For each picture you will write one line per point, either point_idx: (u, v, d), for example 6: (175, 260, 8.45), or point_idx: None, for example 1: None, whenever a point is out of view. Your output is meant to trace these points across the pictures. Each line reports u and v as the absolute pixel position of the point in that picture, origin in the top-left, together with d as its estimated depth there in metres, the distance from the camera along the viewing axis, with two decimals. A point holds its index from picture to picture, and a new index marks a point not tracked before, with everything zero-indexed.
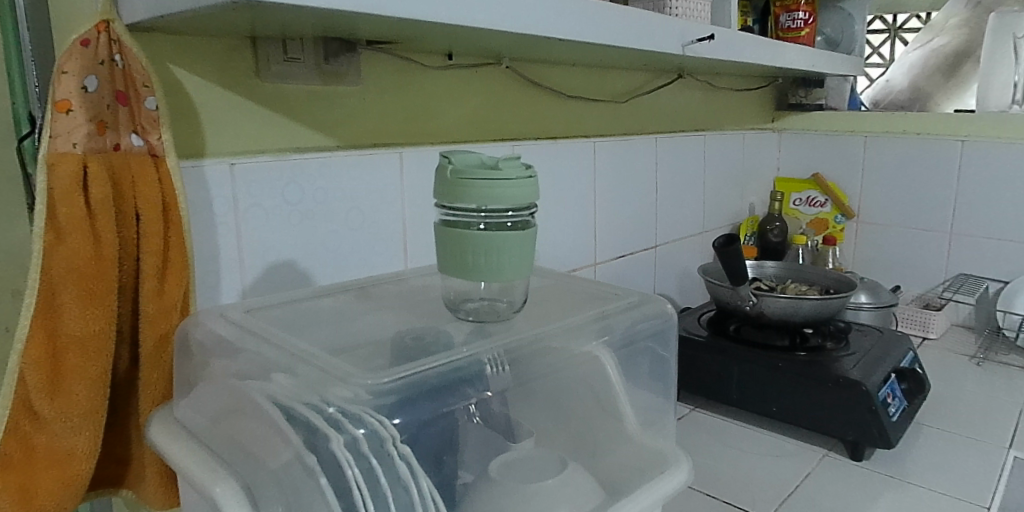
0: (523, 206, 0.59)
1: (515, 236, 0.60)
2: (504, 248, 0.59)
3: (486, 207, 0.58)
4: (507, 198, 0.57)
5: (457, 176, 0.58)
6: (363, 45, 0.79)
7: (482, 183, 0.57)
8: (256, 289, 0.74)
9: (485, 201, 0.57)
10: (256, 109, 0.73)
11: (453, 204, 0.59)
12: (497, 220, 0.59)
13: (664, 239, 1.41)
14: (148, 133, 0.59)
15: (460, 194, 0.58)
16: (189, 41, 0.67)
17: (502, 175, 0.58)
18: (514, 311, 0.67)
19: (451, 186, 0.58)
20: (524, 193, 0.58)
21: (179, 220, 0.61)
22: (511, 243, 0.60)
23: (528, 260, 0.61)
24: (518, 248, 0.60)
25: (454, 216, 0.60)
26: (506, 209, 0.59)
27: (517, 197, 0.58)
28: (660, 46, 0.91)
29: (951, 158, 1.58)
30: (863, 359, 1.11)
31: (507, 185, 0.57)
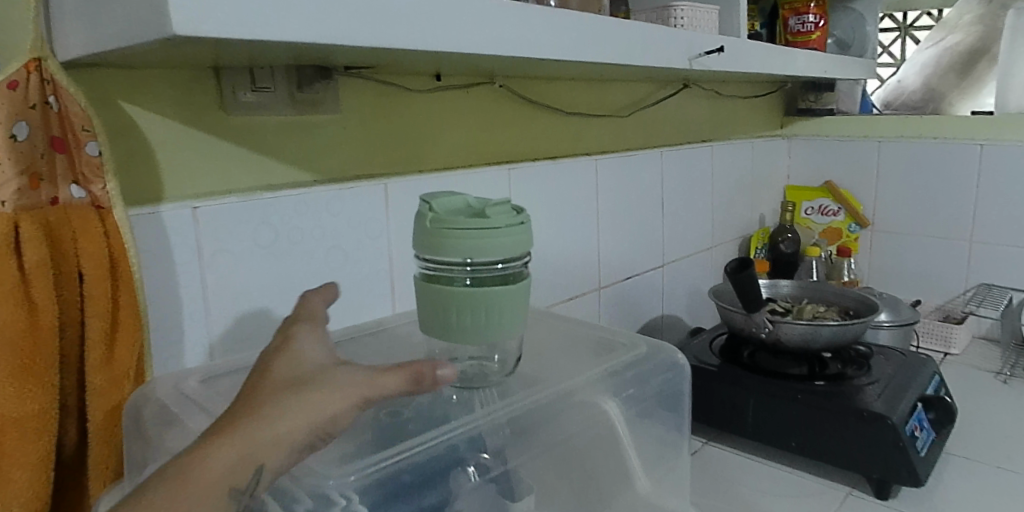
0: (514, 256, 0.53)
1: (506, 290, 0.53)
2: (494, 306, 0.53)
3: (472, 260, 0.51)
4: (496, 248, 0.51)
5: (439, 226, 0.51)
6: (340, 70, 0.73)
7: (467, 234, 0.51)
8: (226, 343, 0.68)
9: (470, 255, 0.51)
10: (222, 145, 0.66)
11: (434, 257, 0.52)
12: (486, 275, 0.53)
13: (670, 257, 1.34)
14: (91, 182, 0.53)
15: (441, 248, 0.51)
16: (144, 75, 0.60)
17: (489, 223, 0.51)
18: (505, 373, 0.60)
19: (432, 238, 0.52)
20: (514, 243, 0.52)
21: (128, 276, 0.55)
22: (502, 297, 0.53)
23: (521, 315, 0.55)
24: (510, 304, 0.54)
25: (436, 270, 0.53)
26: (495, 261, 0.52)
27: (507, 248, 0.52)
28: (665, 60, 0.84)
29: (970, 163, 1.50)
30: (886, 388, 1.04)
31: (495, 235, 0.51)
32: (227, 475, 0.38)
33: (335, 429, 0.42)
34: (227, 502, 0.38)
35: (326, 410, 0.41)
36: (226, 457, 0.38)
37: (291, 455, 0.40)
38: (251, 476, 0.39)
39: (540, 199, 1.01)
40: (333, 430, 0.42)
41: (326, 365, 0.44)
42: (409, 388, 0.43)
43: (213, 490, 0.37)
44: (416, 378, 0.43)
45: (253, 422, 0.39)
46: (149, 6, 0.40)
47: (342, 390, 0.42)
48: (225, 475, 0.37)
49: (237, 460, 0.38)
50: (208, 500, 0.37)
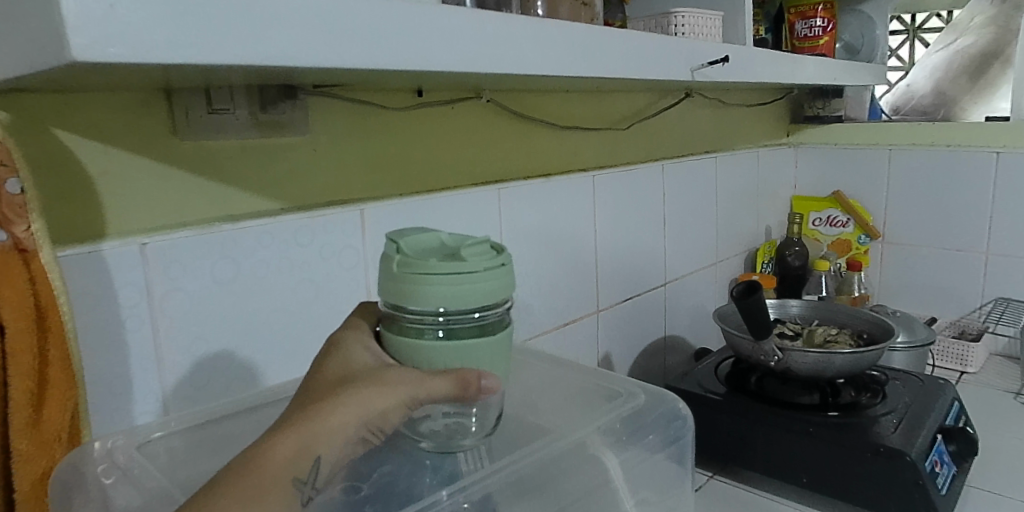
0: (493, 305, 0.46)
1: (484, 343, 0.47)
2: (470, 364, 0.47)
3: (446, 310, 0.45)
4: (472, 297, 0.45)
5: (407, 272, 0.45)
6: (307, 88, 0.67)
7: (438, 282, 0.44)
8: (179, 390, 0.62)
9: (441, 306, 0.44)
10: (175, 173, 0.60)
11: (402, 307, 0.46)
12: (461, 326, 0.46)
13: (673, 275, 1.27)
14: (13, 224, 0.47)
15: (410, 297, 0.45)
16: (83, 98, 0.54)
17: (465, 268, 0.45)
18: (485, 435, 0.54)
19: (400, 285, 0.45)
20: (492, 289, 0.45)
21: (57, 326, 0.48)
22: (478, 352, 0.47)
23: (501, 369, 0.49)
24: (489, 357, 0.47)
25: (404, 319, 0.47)
26: (472, 310, 0.45)
27: (484, 296, 0.45)
28: (663, 70, 0.78)
29: (986, 172, 1.42)
30: (904, 418, 0.96)
31: (471, 281, 0.45)
32: (289, 466, 0.42)
33: (386, 423, 0.46)
34: (293, 490, 0.43)
35: (376, 405, 0.45)
36: (286, 454, 0.42)
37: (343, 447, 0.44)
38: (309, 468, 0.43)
39: (531, 220, 0.95)
40: (381, 424, 0.46)
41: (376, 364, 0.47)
42: (458, 392, 0.45)
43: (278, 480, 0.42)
44: (464, 387, 0.45)
45: (308, 422, 0.43)
46: (49, 30, 0.35)
47: (392, 388, 0.45)
48: (288, 462, 0.42)
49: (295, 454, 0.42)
50: (272, 493, 0.41)
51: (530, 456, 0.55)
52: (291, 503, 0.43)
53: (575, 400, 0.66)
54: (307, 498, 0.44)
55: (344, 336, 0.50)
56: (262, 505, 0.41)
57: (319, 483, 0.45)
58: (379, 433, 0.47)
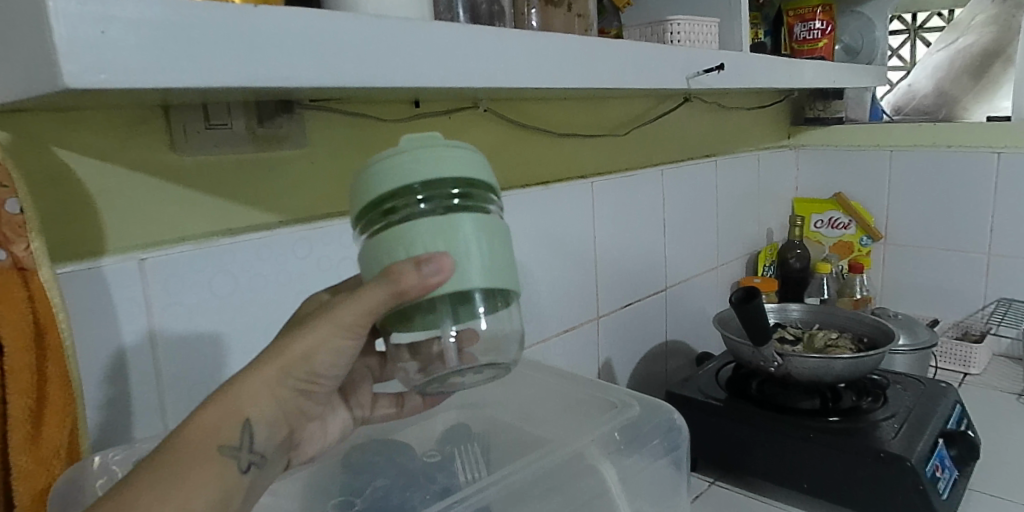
0: (472, 185, 0.42)
1: (476, 223, 0.41)
2: (462, 240, 0.40)
3: (420, 180, 0.40)
4: (448, 163, 0.41)
5: (374, 163, 0.42)
6: (303, 102, 0.68)
7: (408, 153, 0.41)
8: (179, 404, 0.63)
9: (416, 174, 0.40)
10: (172, 188, 0.61)
11: (375, 199, 0.41)
12: (440, 206, 0.41)
13: (674, 279, 1.27)
14: (12, 243, 0.48)
15: (381, 179, 0.41)
16: (81, 115, 0.55)
17: (434, 144, 0.42)
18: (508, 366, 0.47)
19: (367, 181, 0.42)
20: (469, 160, 0.42)
21: (56, 345, 0.49)
22: (466, 229, 0.40)
23: (501, 260, 0.42)
24: (481, 234, 0.41)
25: (380, 225, 0.42)
26: (449, 181, 0.41)
27: (457, 169, 0.41)
28: (659, 79, 0.78)
29: (987, 172, 1.41)
30: (905, 422, 0.96)
31: (443, 151, 0.42)
32: (214, 433, 0.39)
33: (315, 367, 0.42)
34: (225, 457, 0.39)
35: (298, 350, 0.41)
36: (208, 415, 0.39)
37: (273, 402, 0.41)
38: (241, 430, 0.40)
39: (529, 228, 0.95)
40: (312, 369, 0.42)
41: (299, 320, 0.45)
42: (390, 293, 0.39)
43: (205, 447, 0.38)
44: (394, 284, 0.39)
45: (236, 381, 0.41)
46: (42, 56, 0.35)
47: (321, 323, 0.42)
48: (212, 429, 0.39)
49: (217, 414, 0.39)
50: (200, 463, 0.38)
51: (525, 468, 0.55)
52: (227, 471, 0.39)
53: (575, 412, 0.66)
54: (247, 464, 0.41)
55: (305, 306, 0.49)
56: (193, 477, 0.38)
57: (260, 450, 0.42)
58: (315, 382, 0.43)
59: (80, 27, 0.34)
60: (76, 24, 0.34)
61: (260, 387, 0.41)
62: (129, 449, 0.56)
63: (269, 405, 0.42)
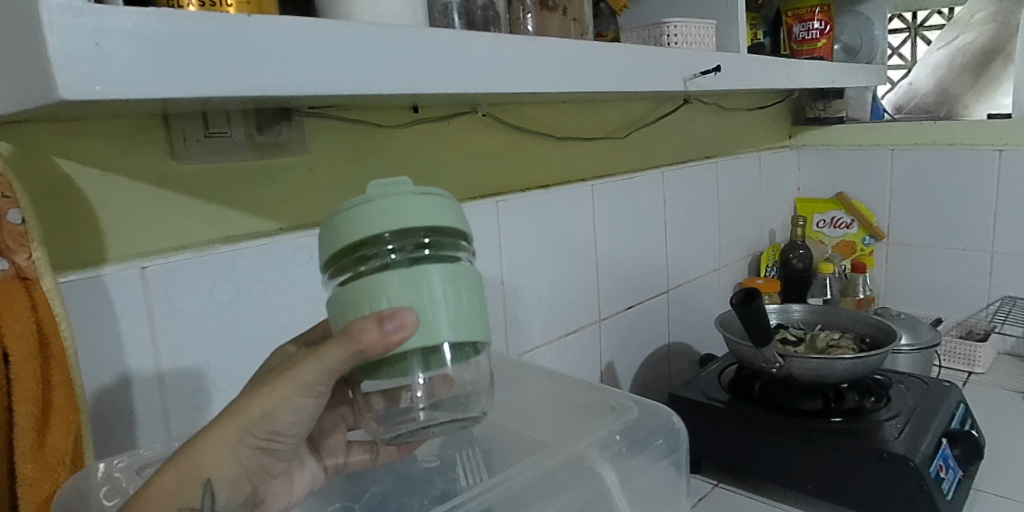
0: (444, 232, 0.42)
1: (446, 272, 0.41)
2: (432, 292, 0.40)
3: (390, 230, 0.40)
4: (420, 212, 0.41)
5: (344, 208, 0.41)
6: (302, 109, 0.68)
7: (380, 200, 0.41)
8: (181, 411, 0.63)
9: (386, 223, 0.40)
10: (172, 196, 0.61)
11: (345, 247, 0.41)
12: (411, 255, 0.41)
13: (675, 282, 1.27)
14: (14, 252, 0.48)
15: (352, 227, 0.40)
16: (80, 125, 0.56)
17: (405, 191, 0.42)
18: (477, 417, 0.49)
19: (337, 226, 0.41)
20: (440, 208, 0.42)
21: (59, 354, 0.49)
22: (437, 279, 0.40)
23: (471, 308, 0.42)
24: (451, 285, 0.41)
25: (351, 271, 0.41)
26: (419, 231, 0.41)
27: (429, 217, 0.41)
28: (658, 82, 0.79)
29: (989, 170, 1.41)
30: (909, 422, 0.96)
31: (414, 198, 0.42)
32: (173, 497, 0.41)
33: (273, 426, 0.43)
34: None
35: (253, 410, 0.42)
36: (168, 480, 0.41)
37: (232, 462, 0.43)
38: (201, 493, 0.42)
39: (530, 232, 0.95)
40: (272, 427, 0.43)
41: (267, 371, 0.45)
42: (348, 352, 0.39)
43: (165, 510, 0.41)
44: (354, 343, 0.39)
45: (197, 444, 0.42)
46: (39, 70, 0.36)
47: (277, 384, 0.41)
48: (170, 493, 0.41)
49: (177, 479, 0.41)
50: None
51: (524, 472, 0.56)
52: None
53: (575, 416, 0.66)
54: None
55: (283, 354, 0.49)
56: None
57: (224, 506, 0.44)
58: (277, 440, 0.44)
59: (74, 39, 0.35)
60: (71, 37, 0.35)
61: (219, 448, 0.42)
62: (133, 457, 0.56)
63: (228, 466, 0.43)
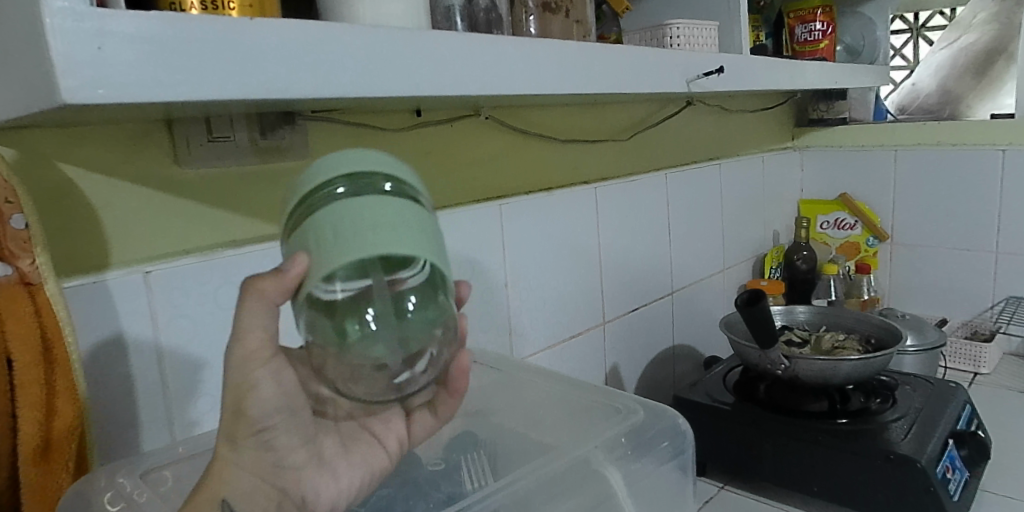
0: (403, 184, 0.41)
1: (399, 205, 0.39)
2: (375, 210, 0.37)
3: (344, 170, 0.39)
4: (378, 162, 0.40)
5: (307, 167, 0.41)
6: (305, 113, 0.68)
7: (342, 154, 0.40)
8: (186, 416, 0.63)
9: (344, 164, 0.39)
10: (175, 201, 0.61)
11: (300, 193, 0.39)
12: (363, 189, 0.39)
13: (679, 284, 1.26)
14: (18, 258, 0.48)
15: (311, 174, 0.40)
16: (81, 131, 0.56)
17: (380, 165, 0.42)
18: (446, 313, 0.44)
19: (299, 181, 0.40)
20: (399, 166, 0.41)
21: (64, 358, 0.49)
22: (385, 204, 0.38)
23: (419, 238, 0.38)
24: (400, 213, 0.38)
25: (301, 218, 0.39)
26: (376, 171, 0.40)
27: (386, 166, 0.40)
28: (660, 84, 0.78)
29: (993, 170, 1.41)
30: (915, 424, 0.95)
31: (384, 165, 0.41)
32: None
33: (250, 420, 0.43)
34: None
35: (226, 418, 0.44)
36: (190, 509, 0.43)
37: (236, 474, 0.44)
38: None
39: (533, 236, 0.95)
40: (247, 419, 0.43)
41: None
42: (267, 306, 0.40)
43: None
44: (263, 295, 0.40)
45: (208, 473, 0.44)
46: (41, 75, 0.36)
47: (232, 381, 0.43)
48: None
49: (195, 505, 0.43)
50: None
51: (530, 474, 0.55)
52: None
53: (579, 419, 0.66)
54: None
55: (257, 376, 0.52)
56: None
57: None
58: (263, 430, 0.44)
59: (78, 43, 0.35)
60: (75, 41, 0.35)
61: (223, 466, 0.44)
62: (137, 463, 0.56)
63: (239, 480, 0.44)
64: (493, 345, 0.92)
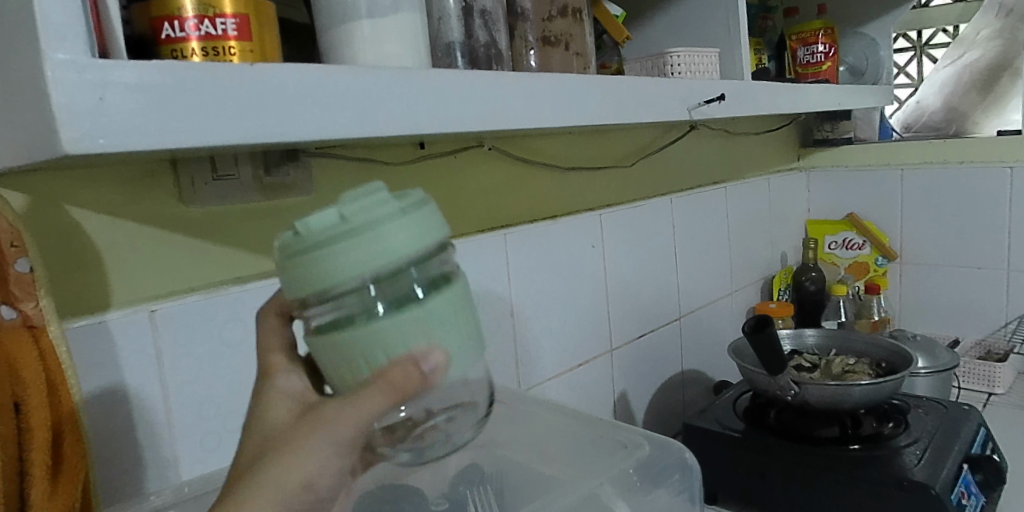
0: (429, 254, 0.40)
1: (443, 299, 0.41)
2: (428, 329, 0.40)
3: (376, 279, 0.38)
4: (406, 244, 0.38)
5: (311, 249, 0.38)
6: (308, 150, 0.69)
7: (356, 237, 0.37)
8: (192, 455, 0.63)
9: (373, 271, 0.37)
10: (180, 238, 0.61)
11: (324, 297, 0.38)
12: (403, 290, 0.39)
13: (686, 308, 1.25)
14: (22, 301, 0.49)
15: (334, 277, 0.37)
16: (86, 173, 0.56)
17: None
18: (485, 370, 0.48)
19: (307, 274, 0.38)
20: (417, 227, 0.39)
21: (67, 401, 0.50)
22: (437, 312, 0.40)
23: (467, 328, 0.42)
24: (445, 311, 0.41)
25: (336, 323, 0.40)
26: (408, 266, 0.39)
27: (410, 249, 0.38)
28: (662, 112, 0.79)
29: (1000, 188, 1.40)
30: (929, 448, 0.94)
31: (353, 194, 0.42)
32: None
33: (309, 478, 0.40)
34: None
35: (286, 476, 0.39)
36: None
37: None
38: None
39: (538, 263, 0.95)
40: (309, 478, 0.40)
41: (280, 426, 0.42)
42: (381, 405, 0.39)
43: None
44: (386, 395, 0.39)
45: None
46: (45, 124, 0.36)
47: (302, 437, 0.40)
48: None
49: None
50: None
51: None
52: None
53: (586, 453, 0.65)
54: None
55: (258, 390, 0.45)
56: None
57: None
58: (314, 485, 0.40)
59: (79, 94, 0.35)
60: (76, 93, 0.35)
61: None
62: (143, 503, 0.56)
63: None
64: (499, 376, 0.92)
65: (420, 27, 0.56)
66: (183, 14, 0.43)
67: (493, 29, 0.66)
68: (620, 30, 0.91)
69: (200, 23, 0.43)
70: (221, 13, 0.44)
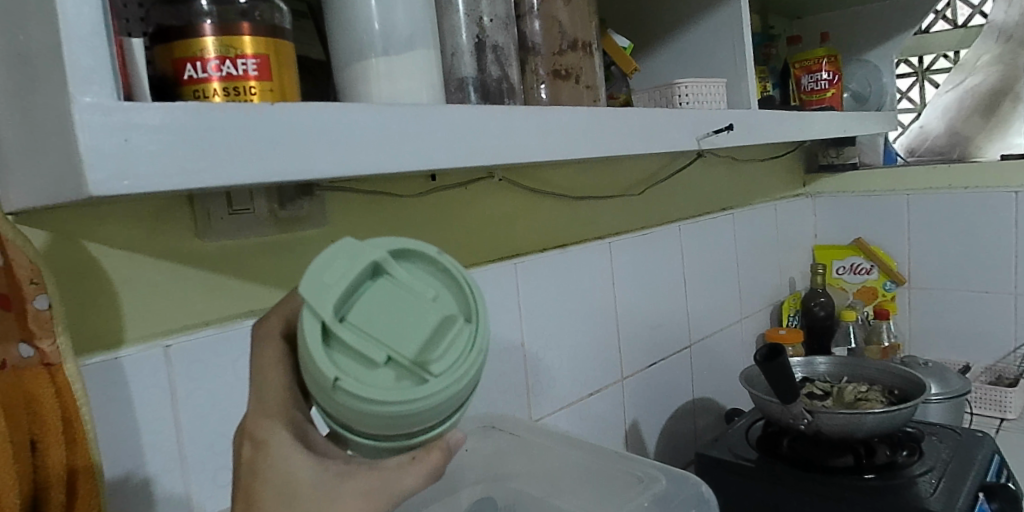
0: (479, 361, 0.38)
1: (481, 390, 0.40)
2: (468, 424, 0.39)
3: (445, 414, 0.36)
4: (472, 374, 0.36)
5: (379, 400, 0.34)
6: (322, 184, 0.69)
7: (434, 387, 0.34)
8: (203, 490, 0.63)
9: (446, 411, 0.36)
10: (194, 273, 0.62)
11: (385, 433, 0.36)
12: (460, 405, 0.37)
13: (696, 336, 1.25)
14: (41, 338, 0.49)
15: (406, 421, 0.35)
16: (103, 209, 0.57)
17: (394, 273, 0.36)
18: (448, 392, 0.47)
19: (374, 420, 0.35)
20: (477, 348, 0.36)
21: (81, 438, 0.50)
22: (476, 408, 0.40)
23: None
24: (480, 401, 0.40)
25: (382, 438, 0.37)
26: (470, 390, 0.37)
27: (474, 378, 0.37)
28: (671, 142, 0.79)
29: (1007, 212, 1.40)
30: (945, 476, 0.93)
31: (398, 286, 0.36)
32: None
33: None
34: None
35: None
36: None
37: None
38: None
39: (547, 292, 0.95)
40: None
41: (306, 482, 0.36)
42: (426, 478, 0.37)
43: None
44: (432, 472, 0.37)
45: None
46: (70, 166, 0.37)
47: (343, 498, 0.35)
48: None
49: None
50: None
51: None
52: None
53: (598, 486, 0.65)
54: None
55: (261, 431, 0.37)
56: None
57: None
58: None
59: (104, 137, 0.36)
60: (101, 135, 0.36)
61: None
62: None
63: None
64: (509, 407, 0.91)
65: (434, 64, 0.57)
66: (205, 55, 0.44)
67: (506, 64, 0.67)
68: (628, 61, 0.92)
69: (221, 64, 0.44)
70: (242, 54, 0.44)
